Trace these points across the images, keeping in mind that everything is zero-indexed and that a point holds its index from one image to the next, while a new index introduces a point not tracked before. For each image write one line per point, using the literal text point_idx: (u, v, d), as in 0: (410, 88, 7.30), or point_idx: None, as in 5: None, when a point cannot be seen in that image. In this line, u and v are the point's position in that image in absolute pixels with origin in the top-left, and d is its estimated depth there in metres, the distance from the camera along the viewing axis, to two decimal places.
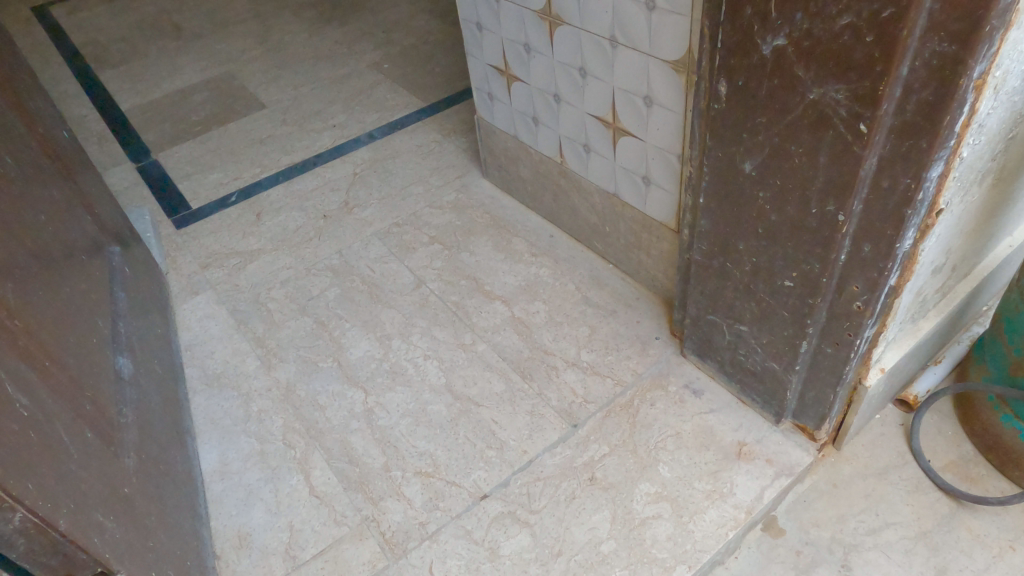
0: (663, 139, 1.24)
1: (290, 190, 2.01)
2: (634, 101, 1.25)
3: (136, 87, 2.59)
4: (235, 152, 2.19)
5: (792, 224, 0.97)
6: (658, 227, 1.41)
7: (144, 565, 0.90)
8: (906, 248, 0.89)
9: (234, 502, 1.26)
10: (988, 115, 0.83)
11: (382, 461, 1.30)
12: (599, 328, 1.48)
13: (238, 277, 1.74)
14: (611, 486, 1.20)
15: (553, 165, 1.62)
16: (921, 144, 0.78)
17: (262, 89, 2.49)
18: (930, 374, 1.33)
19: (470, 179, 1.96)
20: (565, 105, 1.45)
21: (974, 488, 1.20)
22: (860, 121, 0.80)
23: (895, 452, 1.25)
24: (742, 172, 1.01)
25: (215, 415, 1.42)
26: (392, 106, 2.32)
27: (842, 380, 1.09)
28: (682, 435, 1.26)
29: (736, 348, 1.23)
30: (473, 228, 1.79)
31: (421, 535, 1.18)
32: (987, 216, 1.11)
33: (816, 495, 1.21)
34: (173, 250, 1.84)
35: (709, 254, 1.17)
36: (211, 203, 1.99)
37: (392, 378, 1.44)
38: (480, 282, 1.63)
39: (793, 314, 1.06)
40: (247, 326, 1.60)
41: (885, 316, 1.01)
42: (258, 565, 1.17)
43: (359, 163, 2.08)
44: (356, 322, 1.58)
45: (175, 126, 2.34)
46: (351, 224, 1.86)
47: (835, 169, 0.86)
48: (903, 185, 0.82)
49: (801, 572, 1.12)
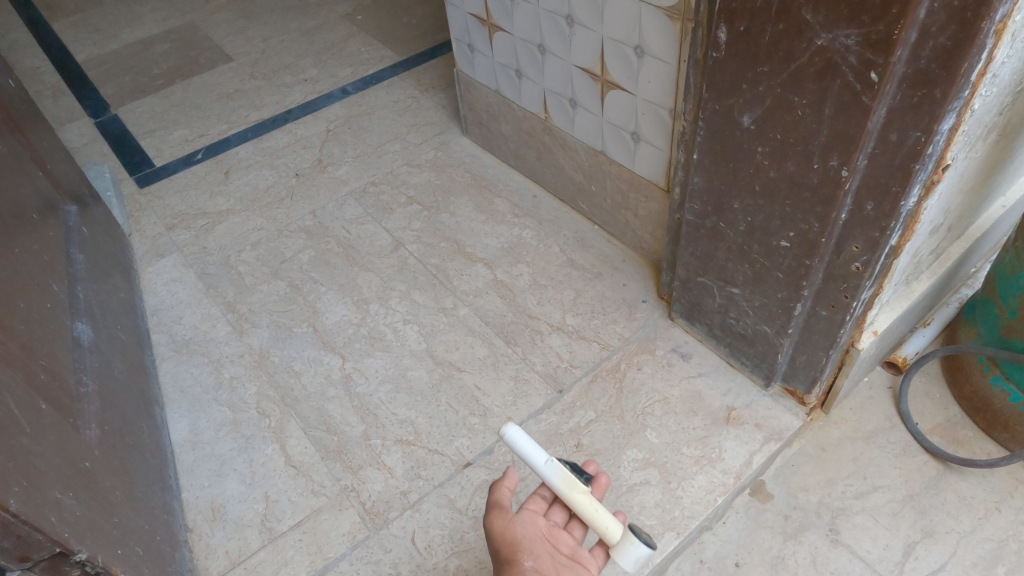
0: (655, 92, 1.18)
1: (260, 147, 1.91)
2: (624, 52, 1.18)
3: (93, 37, 2.43)
4: (201, 107, 2.08)
5: (792, 181, 0.93)
6: (646, 186, 1.36)
7: (109, 542, 0.85)
8: (910, 206, 0.85)
9: (206, 473, 1.21)
10: (1003, 65, 0.79)
11: (361, 429, 1.25)
12: (584, 291, 1.44)
13: (206, 238, 1.65)
14: (598, 453, 1.17)
15: (538, 121, 1.55)
16: (935, 94, 0.73)
17: (228, 41, 2.36)
18: (919, 337, 1.31)
19: (449, 136, 1.88)
20: (551, 57, 1.37)
21: (961, 450, 1.19)
22: (872, 70, 0.75)
23: (883, 415, 1.24)
24: (740, 126, 0.95)
25: (185, 382, 1.35)
26: (367, 60, 2.21)
27: (836, 343, 1.06)
28: (670, 401, 1.23)
29: (727, 311, 1.20)
30: (453, 187, 1.72)
31: (403, 504, 1.14)
32: (987, 174, 1.07)
33: (805, 460, 1.19)
34: (136, 210, 1.75)
35: (702, 214, 1.12)
36: (176, 161, 1.89)
37: (371, 344, 1.39)
38: (460, 243, 1.57)
39: (789, 277, 1.03)
40: (217, 290, 1.53)
41: (883, 277, 0.98)
42: (233, 537, 1.12)
43: (333, 119, 1.98)
44: (332, 286, 1.51)
45: (135, 79, 2.21)
46: (325, 183, 1.78)
47: (841, 122, 0.82)
48: (912, 139, 0.77)
49: (789, 537, 1.11)
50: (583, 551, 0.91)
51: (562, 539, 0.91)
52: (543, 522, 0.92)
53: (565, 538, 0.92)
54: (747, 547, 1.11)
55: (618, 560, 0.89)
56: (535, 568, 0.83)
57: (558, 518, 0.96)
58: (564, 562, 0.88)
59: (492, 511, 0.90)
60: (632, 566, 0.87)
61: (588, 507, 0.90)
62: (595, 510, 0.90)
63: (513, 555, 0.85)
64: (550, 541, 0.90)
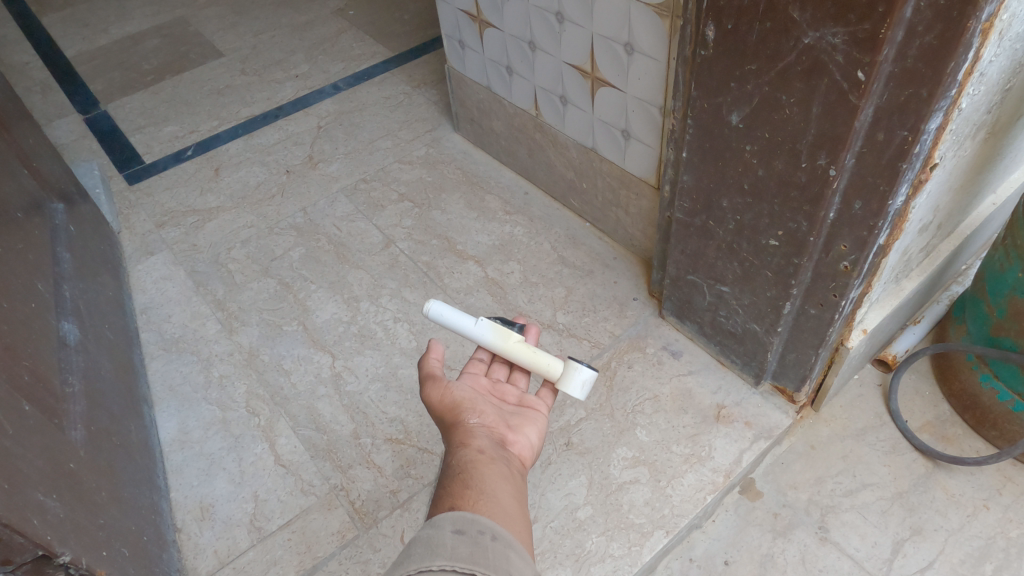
0: (644, 90, 1.18)
1: (250, 143, 1.90)
2: (614, 49, 1.18)
3: (82, 33, 2.41)
4: (191, 103, 2.06)
5: (779, 180, 0.93)
6: (637, 183, 1.35)
7: (93, 544, 0.84)
8: (897, 205, 0.85)
9: (195, 472, 1.21)
10: (990, 63, 0.78)
11: (351, 428, 1.25)
12: (575, 289, 1.44)
13: (196, 236, 1.64)
14: (588, 451, 1.17)
15: (529, 118, 1.54)
16: (921, 93, 0.73)
17: (219, 36, 2.35)
18: (909, 334, 1.31)
19: (441, 133, 1.87)
20: (541, 54, 1.37)
21: (949, 448, 1.19)
22: (858, 69, 0.74)
23: (873, 413, 1.24)
24: (728, 124, 0.95)
25: (174, 381, 1.35)
26: (358, 56, 2.20)
27: (825, 342, 1.06)
28: (660, 399, 1.23)
29: (717, 309, 1.20)
30: (444, 184, 1.71)
31: (392, 503, 1.14)
32: (975, 172, 1.07)
33: (794, 458, 1.20)
34: (125, 207, 1.74)
35: (691, 213, 1.12)
36: (166, 157, 1.88)
37: (361, 342, 1.39)
38: (451, 241, 1.57)
39: (777, 275, 1.03)
40: (206, 288, 1.52)
41: (871, 276, 0.98)
42: (221, 537, 1.12)
43: (324, 115, 1.97)
44: (322, 283, 1.51)
45: (125, 75, 2.20)
46: (316, 180, 1.77)
47: (828, 121, 0.81)
48: (899, 138, 0.77)
49: (778, 534, 1.11)
50: (530, 396, 0.92)
51: (506, 391, 0.93)
52: (485, 381, 0.94)
53: (510, 389, 0.93)
54: (736, 545, 1.11)
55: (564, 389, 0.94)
56: (483, 423, 0.81)
57: (501, 374, 0.98)
58: (511, 412, 0.88)
59: (426, 384, 0.85)
60: (579, 392, 0.93)
61: (526, 352, 0.94)
62: (533, 352, 0.93)
63: (458, 415, 0.81)
64: (495, 395, 0.92)
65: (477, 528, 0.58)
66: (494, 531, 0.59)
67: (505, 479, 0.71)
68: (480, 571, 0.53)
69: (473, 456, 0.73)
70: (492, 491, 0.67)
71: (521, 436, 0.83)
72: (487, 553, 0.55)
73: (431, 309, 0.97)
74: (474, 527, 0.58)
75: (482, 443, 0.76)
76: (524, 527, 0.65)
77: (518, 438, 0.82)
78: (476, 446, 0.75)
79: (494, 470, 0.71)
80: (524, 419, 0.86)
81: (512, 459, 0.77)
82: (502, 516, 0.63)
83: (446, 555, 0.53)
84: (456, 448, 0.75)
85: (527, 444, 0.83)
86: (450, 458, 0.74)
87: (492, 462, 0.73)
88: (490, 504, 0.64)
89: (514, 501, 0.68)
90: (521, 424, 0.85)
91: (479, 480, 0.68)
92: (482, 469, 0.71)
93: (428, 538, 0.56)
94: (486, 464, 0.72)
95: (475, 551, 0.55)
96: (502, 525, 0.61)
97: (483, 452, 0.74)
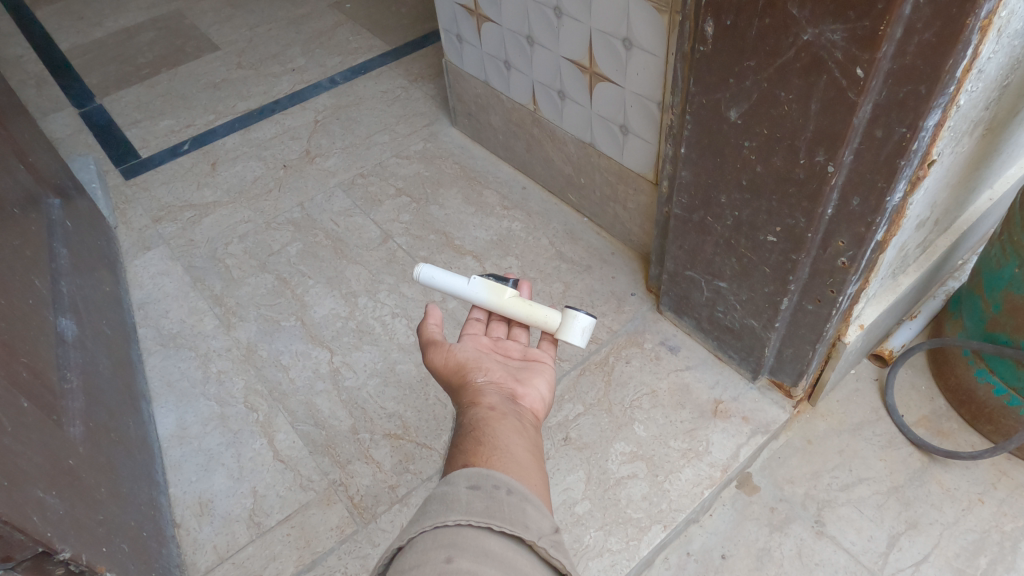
0: (643, 85, 1.18)
1: (247, 138, 1.89)
2: (612, 44, 1.18)
3: (77, 26, 2.40)
4: (187, 97, 2.05)
5: (778, 176, 0.93)
6: (635, 178, 1.35)
7: (93, 540, 0.85)
8: (895, 202, 0.85)
9: (194, 468, 1.21)
10: (989, 60, 0.78)
11: (350, 423, 1.25)
12: (573, 284, 1.44)
13: (193, 231, 1.64)
14: (586, 446, 1.18)
15: (527, 113, 1.54)
16: (920, 90, 0.73)
17: (214, 30, 2.33)
18: (906, 329, 1.31)
19: (439, 127, 1.87)
20: (539, 49, 1.36)
21: (945, 442, 1.20)
22: (857, 66, 0.74)
23: (869, 408, 1.24)
24: (727, 120, 0.95)
25: (172, 377, 1.35)
26: (355, 50, 2.19)
27: (822, 337, 1.06)
28: (658, 394, 1.24)
29: (715, 304, 1.20)
30: (442, 179, 1.71)
31: (391, 498, 1.14)
32: (973, 167, 1.07)
33: (791, 452, 1.20)
34: (122, 202, 1.73)
35: (689, 208, 1.12)
36: (163, 152, 1.87)
37: (359, 337, 1.39)
38: (449, 236, 1.57)
39: (775, 271, 1.03)
40: (204, 284, 1.52)
41: (869, 272, 0.98)
42: (221, 532, 1.12)
43: (321, 109, 1.96)
44: (320, 279, 1.50)
45: (120, 68, 2.18)
46: (313, 175, 1.76)
47: (827, 117, 0.81)
48: (898, 134, 0.77)
49: (775, 528, 1.12)
50: (535, 350, 0.91)
51: (510, 347, 0.92)
52: (486, 340, 0.93)
53: (513, 346, 0.92)
54: (733, 539, 1.12)
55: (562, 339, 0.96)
56: (490, 380, 0.81)
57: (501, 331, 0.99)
58: (517, 367, 0.88)
59: (429, 349, 0.86)
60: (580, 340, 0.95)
61: (522, 307, 0.96)
62: (529, 306, 0.96)
63: (465, 377, 0.81)
64: (499, 352, 0.91)
65: (491, 483, 0.58)
66: (510, 484, 0.59)
67: (518, 433, 0.71)
68: (497, 524, 0.54)
69: (484, 414, 0.73)
70: (506, 445, 0.67)
71: (531, 389, 0.83)
72: (503, 506, 0.56)
73: (421, 273, 1.00)
74: (489, 482, 0.58)
75: (492, 400, 0.76)
76: (540, 478, 0.65)
77: (528, 391, 0.82)
78: (486, 403, 0.75)
79: (506, 425, 0.71)
80: (531, 372, 0.86)
81: (523, 412, 0.77)
82: (516, 467, 0.63)
83: (462, 510, 0.55)
84: (467, 408, 0.75)
85: (537, 397, 0.82)
86: (461, 418, 0.74)
87: (504, 417, 0.73)
88: (504, 457, 0.64)
89: (529, 454, 0.68)
90: (529, 377, 0.84)
91: (493, 436, 0.68)
92: (494, 424, 0.71)
93: (444, 494, 0.58)
94: (498, 419, 0.72)
95: (491, 505, 0.56)
96: (517, 479, 0.62)
97: (494, 409, 0.74)
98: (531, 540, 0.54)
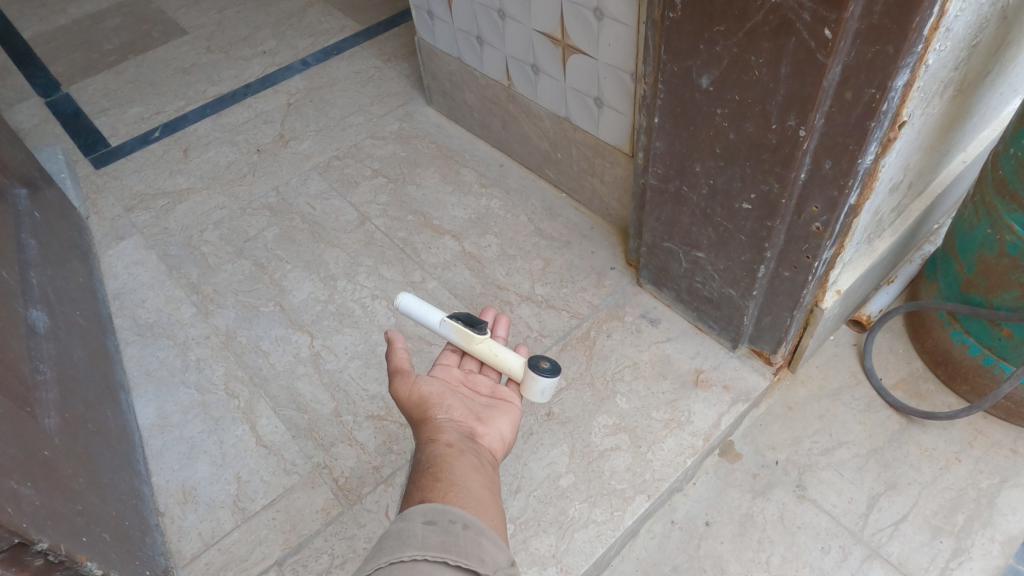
0: (615, 55, 1.16)
1: (219, 123, 1.86)
2: (583, 16, 1.16)
3: (40, 13, 2.34)
4: (157, 83, 2.01)
5: (750, 142, 0.92)
6: (611, 151, 1.34)
7: (72, 531, 0.84)
8: (867, 164, 0.85)
9: (176, 456, 1.20)
10: (956, 18, 0.78)
11: (332, 406, 1.24)
12: (553, 260, 1.43)
13: (166, 219, 1.61)
14: (569, 421, 1.18)
15: (501, 89, 1.52)
16: (888, 50, 0.73)
17: (182, 13, 2.28)
18: (883, 294, 1.32)
19: (414, 107, 1.85)
20: (511, 23, 1.35)
21: (923, 404, 1.22)
22: (825, 26, 0.74)
23: (848, 372, 1.26)
24: (699, 87, 0.94)
25: (151, 366, 1.33)
26: (327, 31, 2.15)
27: (799, 303, 1.07)
28: (639, 365, 1.24)
29: (693, 275, 1.20)
30: (419, 159, 1.69)
31: (375, 479, 1.14)
32: (945, 130, 1.08)
33: (772, 419, 1.21)
34: (92, 192, 1.70)
35: (665, 178, 1.12)
36: (133, 139, 1.84)
37: (339, 320, 1.37)
38: (427, 216, 1.55)
39: (751, 239, 1.03)
40: (180, 272, 1.50)
41: (844, 237, 0.98)
42: (205, 519, 1.12)
43: (294, 92, 1.93)
44: (298, 263, 1.49)
45: (85, 55, 2.13)
46: (288, 158, 1.74)
47: (797, 80, 0.81)
48: (867, 96, 0.77)
49: (757, 494, 1.13)
50: (503, 389, 0.93)
51: (479, 382, 0.94)
52: (458, 372, 0.95)
53: (483, 380, 0.94)
54: (717, 506, 1.13)
55: (528, 397, 0.93)
56: (450, 417, 0.80)
57: (472, 366, 0.99)
58: (482, 406, 0.88)
59: (395, 379, 0.84)
60: (541, 399, 0.92)
61: (489, 352, 0.94)
62: (497, 352, 0.94)
63: (426, 411, 0.80)
64: (468, 386, 0.93)
65: (447, 518, 0.59)
66: (466, 519, 0.59)
67: (476, 470, 0.71)
68: (452, 557, 0.54)
69: (442, 450, 0.72)
70: (464, 482, 0.67)
71: (492, 427, 0.83)
72: (459, 540, 0.56)
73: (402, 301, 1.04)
74: (445, 517, 0.59)
75: (450, 437, 0.76)
76: (496, 513, 0.66)
77: (488, 430, 0.82)
78: (445, 440, 0.75)
79: (463, 461, 0.71)
80: (493, 412, 0.86)
81: (482, 450, 0.77)
82: (473, 504, 0.64)
83: (417, 545, 0.55)
84: (425, 444, 0.75)
85: (497, 436, 0.82)
86: (420, 454, 0.74)
87: (461, 454, 0.73)
88: (461, 494, 0.65)
89: (486, 490, 0.68)
90: (491, 417, 0.84)
91: (450, 473, 0.68)
92: (452, 461, 0.71)
93: (399, 530, 0.58)
94: (456, 457, 0.71)
95: (446, 540, 0.56)
96: (473, 515, 0.62)
97: (451, 446, 0.74)
98: (486, 574, 0.54)
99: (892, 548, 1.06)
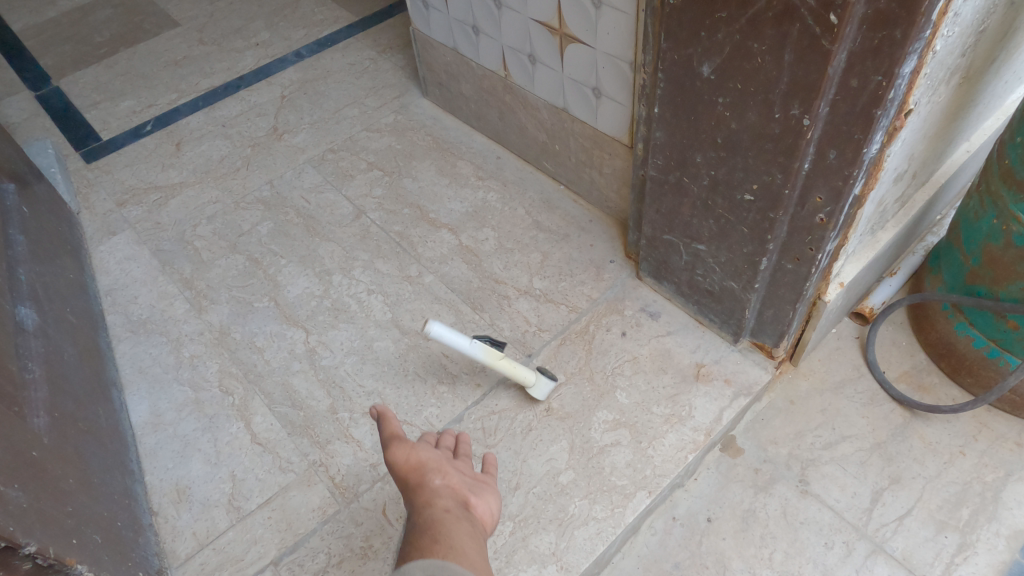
0: (614, 45, 1.14)
1: (212, 116, 1.83)
2: (580, 3, 1.14)
3: (29, 6, 2.30)
4: (148, 76, 1.98)
5: (752, 132, 0.90)
6: (609, 143, 1.32)
7: (62, 533, 0.82)
8: (872, 153, 0.84)
9: (170, 454, 1.18)
10: (964, 3, 0.76)
11: (328, 403, 1.23)
12: (551, 253, 1.41)
13: (159, 214, 1.59)
14: (569, 416, 1.16)
15: (497, 80, 1.50)
16: (896, 36, 0.71)
17: (174, 5, 2.25)
18: (886, 286, 1.30)
19: (409, 99, 1.82)
20: (507, 12, 1.32)
21: (926, 397, 1.20)
22: (831, 12, 0.72)
23: (851, 365, 1.24)
24: (700, 76, 0.92)
25: (143, 363, 1.31)
26: (320, 22, 2.12)
27: (802, 296, 1.05)
28: (639, 360, 1.23)
29: (694, 268, 1.18)
30: (414, 151, 1.67)
31: (372, 477, 1.12)
32: (950, 118, 1.06)
33: (774, 413, 1.20)
34: (83, 186, 1.67)
35: (665, 170, 1.10)
36: (125, 133, 1.81)
37: (335, 316, 1.36)
38: (424, 209, 1.53)
39: (753, 231, 1.01)
40: (173, 267, 1.47)
41: (848, 228, 0.96)
42: (200, 518, 1.10)
43: (287, 84, 1.91)
44: (293, 258, 1.47)
45: (76, 48, 2.10)
46: (282, 151, 1.71)
47: (801, 68, 0.79)
48: (874, 83, 0.75)
49: (760, 489, 1.12)
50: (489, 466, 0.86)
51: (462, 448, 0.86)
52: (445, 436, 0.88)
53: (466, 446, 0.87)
54: (718, 501, 1.11)
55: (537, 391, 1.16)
56: (448, 484, 0.78)
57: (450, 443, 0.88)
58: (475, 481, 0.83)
59: (392, 446, 0.82)
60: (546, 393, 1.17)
61: (509, 367, 1.11)
62: (516, 367, 1.12)
63: (423, 478, 0.78)
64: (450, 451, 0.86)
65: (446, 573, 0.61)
66: None
67: (473, 536, 0.70)
68: None
69: (439, 515, 0.72)
70: (462, 545, 0.66)
71: (486, 498, 0.79)
72: None
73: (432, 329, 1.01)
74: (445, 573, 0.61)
75: (447, 503, 0.75)
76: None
77: (483, 499, 0.78)
78: (441, 505, 0.74)
79: (461, 528, 0.70)
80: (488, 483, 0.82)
81: (477, 520, 0.75)
82: (473, 563, 0.64)
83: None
84: (421, 510, 0.74)
85: (490, 510, 0.78)
86: (415, 520, 0.72)
87: (459, 520, 0.72)
88: (459, 551, 0.65)
89: (482, 555, 0.67)
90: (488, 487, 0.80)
91: (449, 535, 0.68)
92: (449, 526, 0.70)
93: None
94: (453, 522, 0.71)
95: None
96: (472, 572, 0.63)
97: (449, 511, 0.73)
98: None
99: (896, 543, 1.04)
